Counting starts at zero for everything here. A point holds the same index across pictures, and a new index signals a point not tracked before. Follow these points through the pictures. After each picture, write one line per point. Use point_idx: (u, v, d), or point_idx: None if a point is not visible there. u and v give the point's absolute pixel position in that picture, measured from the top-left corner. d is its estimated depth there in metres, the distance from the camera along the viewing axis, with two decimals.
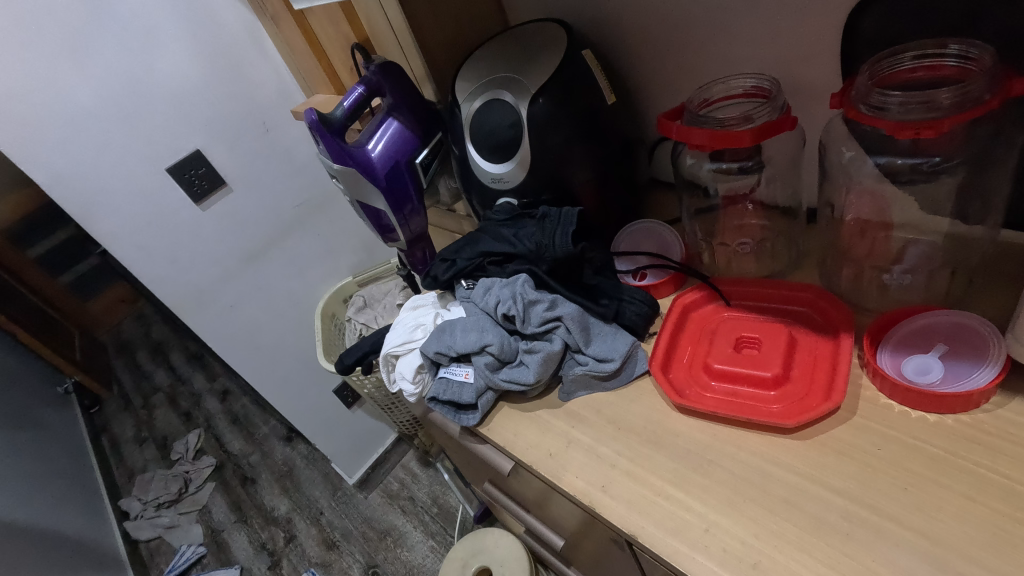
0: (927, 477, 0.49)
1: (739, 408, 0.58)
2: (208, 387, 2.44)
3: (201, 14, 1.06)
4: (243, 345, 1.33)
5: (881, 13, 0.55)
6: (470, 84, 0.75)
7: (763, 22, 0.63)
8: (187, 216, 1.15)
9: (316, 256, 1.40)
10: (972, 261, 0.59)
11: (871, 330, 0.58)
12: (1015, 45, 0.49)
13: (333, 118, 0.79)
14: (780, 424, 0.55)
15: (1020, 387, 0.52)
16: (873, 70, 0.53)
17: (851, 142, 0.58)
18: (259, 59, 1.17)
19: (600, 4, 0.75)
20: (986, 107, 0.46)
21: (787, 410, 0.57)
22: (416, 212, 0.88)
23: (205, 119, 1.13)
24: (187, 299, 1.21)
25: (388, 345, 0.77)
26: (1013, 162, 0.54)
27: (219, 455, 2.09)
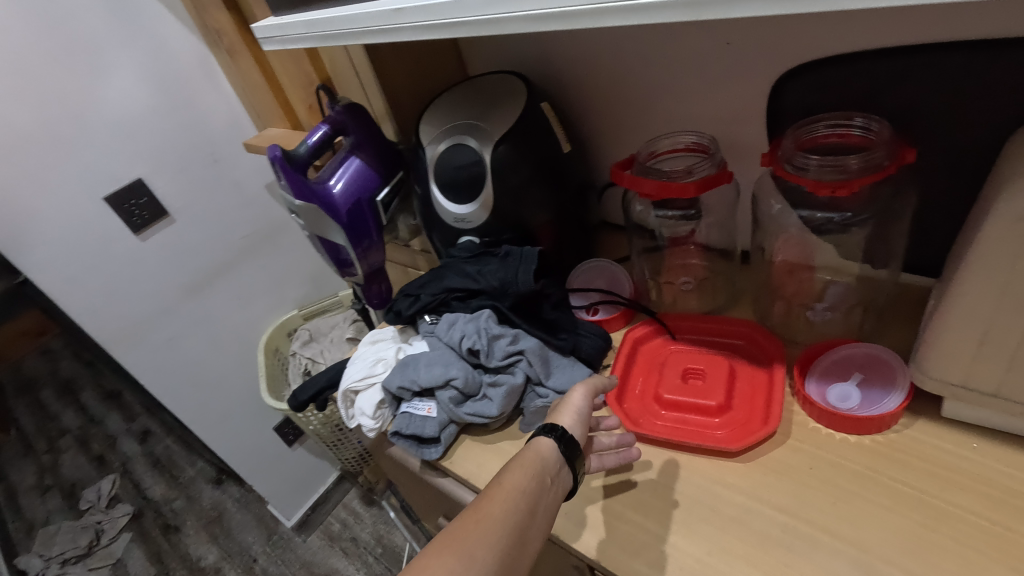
0: (852, 491, 0.55)
1: (687, 434, 0.63)
2: (125, 428, 2.26)
3: (152, 43, 1.05)
4: (179, 382, 1.26)
5: (798, 87, 0.64)
6: (435, 128, 0.79)
7: (702, 87, 0.71)
8: (124, 247, 1.10)
9: (262, 289, 1.36)
10: (879, 300, 0.68)
11: (800, 361, 0.65)
12: (905, 121, 0.59)
13: (296, 154, 0.80)
14: (726, 449, 0.61)
15: (922, 409, 0.60)
16: (795, 135, 0.61)
17: (778, 196, 0.67)
18: (210, 90, 1.16)
19: (556, 62, 0.81)
20: (886, 172, 0.55)
21: (729, 435, 0.62)
22: (375, 246, 0.89)
23: (150, 147, 1.10)
24: (120, 334, 1.14)
25: (348, 380, 0.77)
26: (910, 215, 0.63)
27: (137, 502, 1.93)
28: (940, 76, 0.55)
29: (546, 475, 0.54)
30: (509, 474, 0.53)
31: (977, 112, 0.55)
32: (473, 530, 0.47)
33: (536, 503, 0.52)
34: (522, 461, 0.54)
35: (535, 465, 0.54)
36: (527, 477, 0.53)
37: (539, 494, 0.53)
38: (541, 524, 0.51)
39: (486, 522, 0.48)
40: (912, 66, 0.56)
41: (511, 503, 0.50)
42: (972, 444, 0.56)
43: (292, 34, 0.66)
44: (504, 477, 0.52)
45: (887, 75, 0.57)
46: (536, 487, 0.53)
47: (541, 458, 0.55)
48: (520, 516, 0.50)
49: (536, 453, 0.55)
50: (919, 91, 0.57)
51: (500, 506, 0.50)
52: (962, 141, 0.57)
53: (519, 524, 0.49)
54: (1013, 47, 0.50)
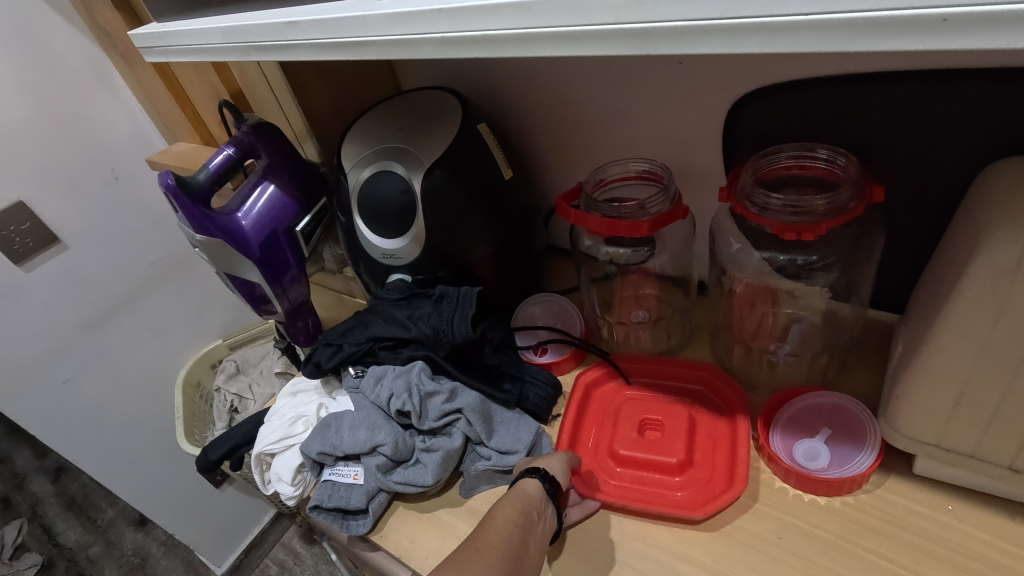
0: (823, 565, 0.50)
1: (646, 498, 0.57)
2: (35, 465, 2.05)
3: (30, 46, 0.91)
4: (80, 428, 1.11)
5: (756, 114, 0.58)
6: (360, 151, 0.69)
7: (653, 110, 0.64)
8: (3, 280, 0.95)
9: (178, 318, 1.23)
10: (843, 341, 0.64)
11: (763, 412, 0.60)
12: (870, 155, 0.54)
13: (194, 181, 0.69)
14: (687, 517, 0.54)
15: (892, 466, 0.55)
16: (754, 167, 0.55)
17: (739, 235, 0.61)
18: (107, 99, 1.02)
19: (494, 78, 0.73)
20: (852, 214, 0.49)
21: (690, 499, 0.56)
22: (297, 280, 0.79)
23: (33, 165, 0.95)
24: (2, 380, 0.99)
25: (262, 442, 0.68)
26: (876, 254, 0.59)
27: (48, 550, 1.74)
28: (906, 107, 0.50)
29: (537, 509, 0.51)
30: (498, 509, 0.50)
31: (944, 146, 0.51)
32: (470, 559, 0.44)
33: (530, 535, 0.48)
34: (509, 497, 0.51)
35: (522, 499, 0.51)
36: (517, 509, 0.49)
37: (532, 527, 0.49)
38: (537, 559, 0.47)
39: (483, 550, 0.45)
40: (876, 95, 0.51)
41: (508, 532, 0.47)
42: (947, 506, 0.52)
43: (174, 45, 0.55)
44: (495, 512, 0.49)
45: (851, 104, 0.52)
46: (528, 520, 0.49)
47: (526, 495, 0.51)
48: (516, 546, 0.46)
49: (523, 488, 0.52)
50: (884, 123, 0.52)
51: (495, 535, 0.46)
52: (929, 177, 0.53)
53: (515, 553, 0.45)
54: (985, 79, 0.46)
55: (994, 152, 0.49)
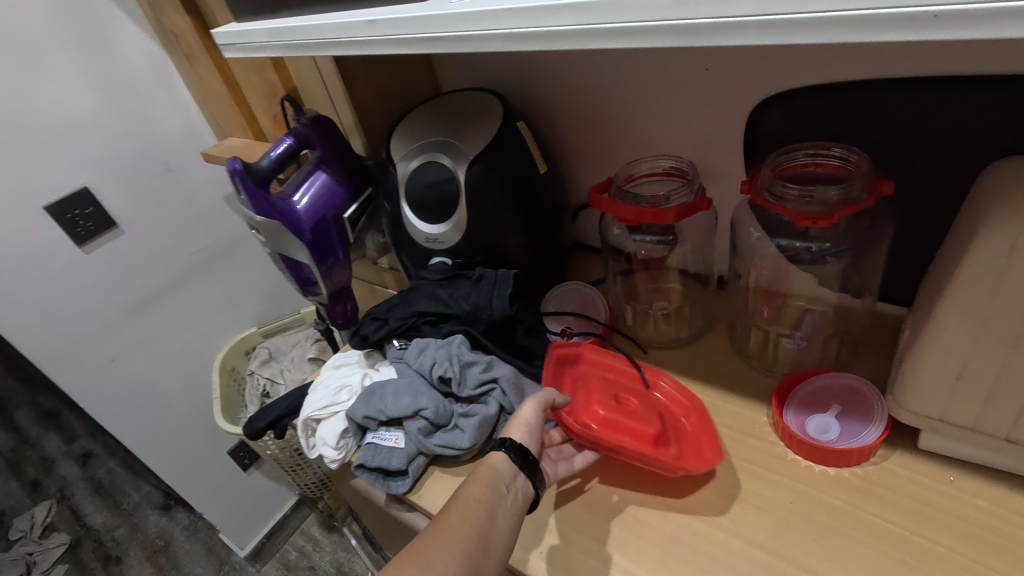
0: (833, 528, 0.54)
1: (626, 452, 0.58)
2: (64, 450, 2.11)
3: (102, 45, 0.99)
4: (123, 405, 1.17)
5: (776, 115, 0.63)
6: (407, 144, 0.76)
7: (680, 112, 0.70)
8: (65, 260, 1.03)
9: (217, 305, 1.29)
10: (854, 330, 0.68)
11: (778, 390, 0.64)
12: (881, 153, 0.59)
13: (257, 167, 0.76)
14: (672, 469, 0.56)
15: (899, 442, 0.59)
16: (773, 163, 0.60)
17: (758, 224, 0.67)
18: (166, 97, 1.10)
19: (531, 81, 0.79)
20: (864, 205, 0.54)
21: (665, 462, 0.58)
22: (340, 265, 0.85)
23: (98, 155, 1.03)
24: (57, 354, 1.05)
25: (309, 408, 0.73)
26: (885, 245, 0.64)
27: (75, 531, 1.79)
28: (914, 109, 0.55)
29: (506, 484, 0.54)
30: (466, 485, 0.54)
31: (950, 145, 0.55)
32: (429, 544, 0.48)
33: (496, 509, 0.52)
34: (479, 472, 0.55)
35: (489, 475, 0.54)
36: (483, 486, 0.53)
37: (501, 502, 0.53)
38: (504, 532, 0.51)
39: (444, 534, 0.49)
40: (887, 98, 0.56)
41: (471, 512, 0.51)
42: (949, 478, 0.56)
43: (254, 42, 0.62)
44: (462, 491, 0.53)
45: (864, 105, 0.58)
46: (495, 497, 0.53)
47: (494, 470, 0.55)
48: (480, 524, 0.50)
49: (492, 463, 0.55)
50: (895, 123, 0.57)
51: (457, 517, 0.50)
52: (937, 173, 0.58)
53: (477, 531, 0.50)
54: (986, 83, 0.51)
55: (996, 150, 0.54)
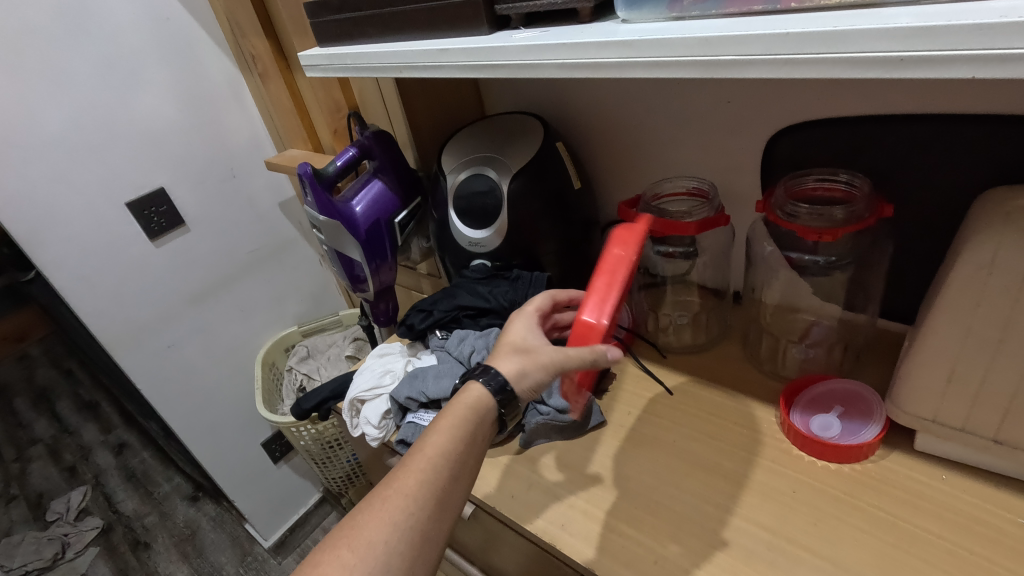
0: (832, 514, 0.59)
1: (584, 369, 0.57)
2: (100, 439, 2.21)
3: (188, 64, 1.12)
4: (173, 391, 1.27)
5: (790, 143, 0.71)
6: (457, 158, 0.85)
7: (704, 138, 0.78)
8: (138, 252, 1.13)
9: (262, 302, 1.39)
10: (858, 341, 0.74)
11: (786, 392, 0.70)
12: (884, 179, 0.66)
13: (325, 173, 0.86)
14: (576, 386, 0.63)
15: (896, 443, 0.65)
16: (786, 186, 0.68)
17: (770, 239, 0.73)
18: (237, 110, 1.22)
19: (570, 107, 0.89)
20: (866, 223, 0.61)
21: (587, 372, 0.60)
22: (388, 266, 0.94)
23: (175, 159, 1.15)
24: (121, 337, 1.15)
25: (356, 389, 0.80)
26: (885, 263, 0.70)
27: (107, 516, 1.87)
28: (914, 141, 0.62)
29: (473, 428, 0.53)
30: (426, 435, 0.52)
31: (947, 174, 0.62)
32: (377, 511, 0.47)
33: (461, 463, 0.52)
34: (441, 418, 0.53)
35: (457, 425, 0.53)
36: (441, 438, 0.51)
37: (463, 451, 0.52)
38: (462, 486, 0.52)
39: (395, 500, 0.48)
40: (890, 131, 0.63)
41: (426, 472, 0.49)
42: (942, 475, 0.61)
43: (336, 63, 0.73)
44: (426, 444, 0.51)
45: (869, 138, 0.65)
46: (459, 450, 0.52)
47: (464, 416, 0.53)
48: (441, 485, 0.50)
49: (461, 411, 0.54)
50: (896, 153, 0.64)
51: (409, 479, 0.49)
52: (935, 200, 0.64)
53: (435, 496, 0.49)
54: (978, 121, 0.58)
55: (988, 180, 0.60)
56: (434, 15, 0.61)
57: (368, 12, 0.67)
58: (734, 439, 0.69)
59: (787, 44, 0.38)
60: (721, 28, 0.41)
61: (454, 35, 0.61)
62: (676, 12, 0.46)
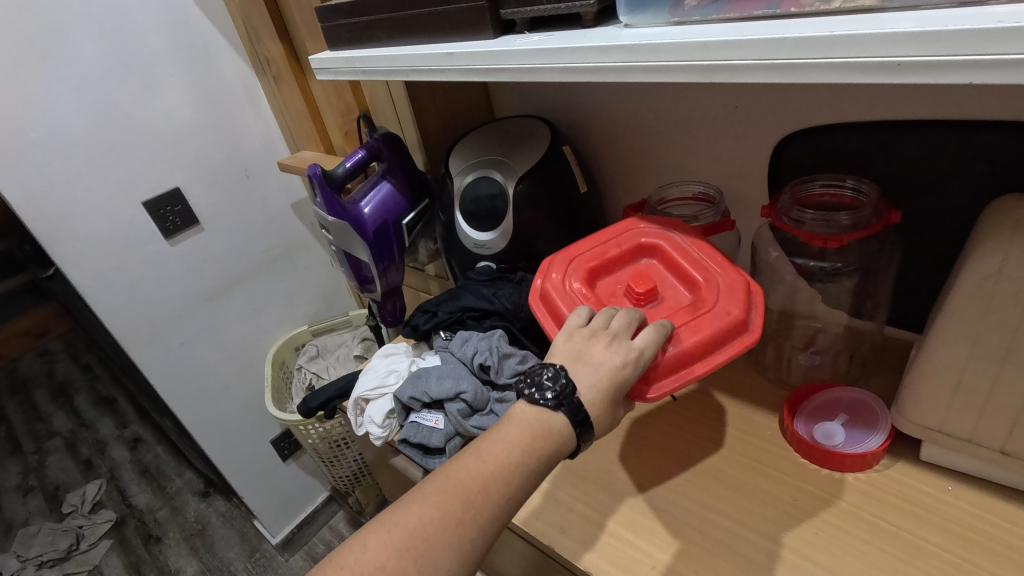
0: (835, 524, 0.58)
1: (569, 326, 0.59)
2: (116, 434, 2.25)
3: (204, 66, 1.14)
4: (185, 387, 1.29)
5: (797, 148, 0.70)
6: (464, 161, 0.86)
7: (710, 143, 0.78)
8: (153, 250, 1.16)
9: (274, 301, 1.41)
10: (864, 349, 0.74)
11: (790, 400, 0.70)
12: (892, 186, 0.66)
13: (334, 174, 0.87)
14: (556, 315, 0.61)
15: (902, 452, 0.64)
16: (791, 192, 0.67)
17: (776, 245, 0.72)
18: (251, 112, 1.24)
19: (577, 111, 0.89)
20: (873, 230, 0.60)
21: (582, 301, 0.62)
22: (394, 267, 0.95)
23: (190, 159, 1.17)
24: (135, 333, 1.17)
25: (361, 388, 0.81)
26: (893, 270, 0.69)
27: (120, 509, 1.91)
28: (923, 147, 0.62)
29: (543, 453, 0.50)
30: (510, 462, 0.48)
31: (956, 181, 0.61)
32: (446, 530, 0.45)
33: (525, 487, 0.49)
34: (514, 437, 0.50)
35: (525, 445, 0.50)
36: (524, 475, 0.49)
37: (529, 474, 0.49)
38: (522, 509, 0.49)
39: (464, 525, 0.46)
40: (898, 137, 0.63)
41: (500, 505, 0.47)
42: (948, 487, 0.60)
43: (346, 67, 0.74)
44: (490, 461, 0.48)
45: (877, 144, 0.64)
46: (525, 473, 0.49)
47: (534, 437, 0.50)
48: (502, 506, 0.48)
49: (529, 430, 0.50)
50: (905, 159, 0.63)
51: (484, 509, 0.47)
52: (944, 207, 0.63)
53: (495, 517, 0.47)
54: (987, 128, 0.57)
55: (996, 189, 0.59)
56: (441, 19, 0.62)
57: (377, 16, 0.68)
58: (736, 445, 0.68)
59: (785, 50, 0.38)
60: (720, 33, 0.41)
61: (460, 39, 0.62)
62: (677, 16, 0.46)
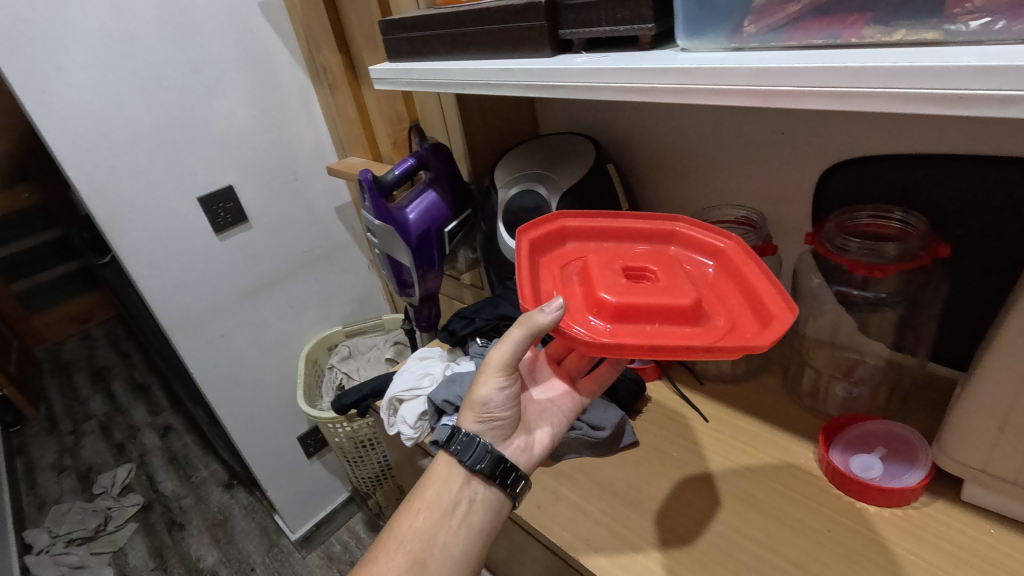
0: (868, 557, 0.57)
1: (751, 283, 0.57)
2: (148, 421, 2.32)
3: (264, 71, 1.19)
4: (222, 378, 1.33)
5: (845, 178, 0.70)
6: (509, 174, 0.88)
7: (755, 169, 0.78)
8: (203, 244, 1.21)
9: (311, 301, 1.45)
10: (905, 384, 0.73)
11: (825, 430, 0.69)
12: (941, 219, 0.65)
13: (383, 180, 0.90)
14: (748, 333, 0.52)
15: (941, 490, 0.63)
16: (837, 221, 0.67)
17: (818, 272, 0.73)
18: (304, 117, 1.29)
19: (622, 131, 0.90)
20: (920, 262, 0.60)
21: (734, 257, 0.60)
22: (434, 273, 0.97)
23: (243, 159, 1.22)
24: (181, 322, 1.22)
25: (395, 389, 0.83)
26: (938, 305, 0.68)
27: (148, 494, 1.96)
28: (975, 182, 0.61)
29: (452, 493, 0.60)
30: (411, 545, 0.57)
31: (1009, 217, 0.61)
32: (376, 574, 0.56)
33: (440, 525, 0.58)
34: (424, 488, 0.61)
35: (432, 495, 0.60)
36: (438, 525, 0.58)
37: (443, 514, 0.59)
38: (448, 544, 0.58)
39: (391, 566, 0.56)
40: (949, 171, 0.62)
41: (419, 542, 0.57)
42: (989, 529, 0.58)
43: (404, 78, 0.77)
44: (404, 517, 0.59)
45: (928, 177, 0.64)
46: (437, 516, 0.58)
47: (441, 484, 0.60)
48: (421, 544, 0.57)
49: (438, 481, 0.61)
50: (956, 193, 0.63)
51: (407, 550, 0.57)
52: (995, 243, 0.62)
53: (416, 554, 0.57)
54: None
55: None
56: (500, 36, 0.65)
57: (438, 32, 0.71)
58: (766, 471, 0.68)
59: (845, 78, 0.39)
60: (779, 60, 0.42)
61: (517, 56, 0.64)
62: (735, 42, 0.48)
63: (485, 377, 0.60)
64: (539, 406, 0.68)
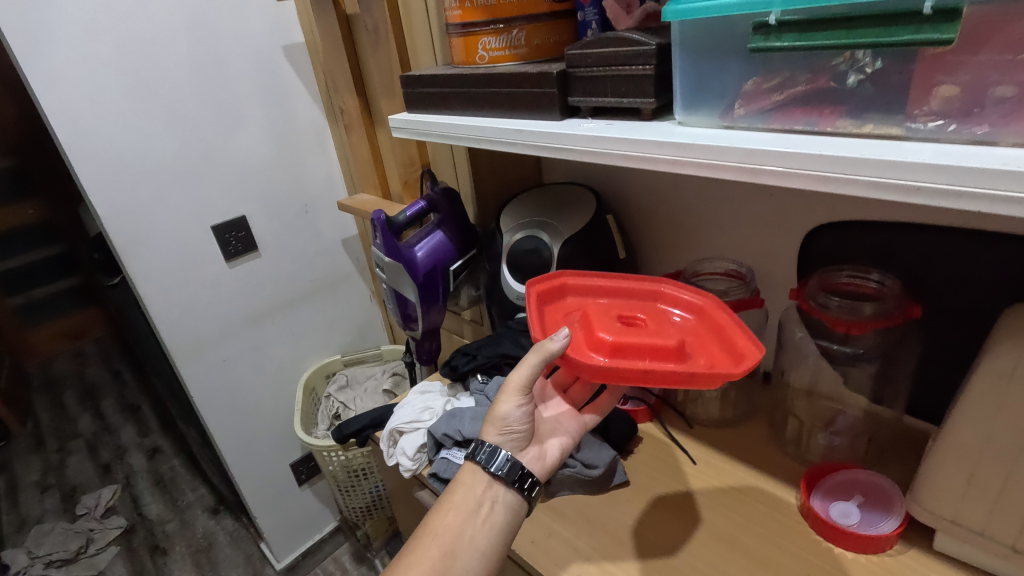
0: None
1: (729, 330, 0.61)
2: (136, 442, 2.30)
3: (283, 109, 1.26)
4: (220, 402, 1.35)
5: (828, 240, 0.76)
6: (514, 220, 0.93)
7: (745, 226, 0.84)
8: (213, 270, 1.25)
9: (313, 329, 1.49)
10: (883, 435, 0.77)
11: (807, 476, 0.72)
12: (915, 283, 0.70)
13: (395, 220, 0.95)
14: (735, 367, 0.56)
15: (915, 539, 0.66)
16: (821, 279, 0.72)
17: (801, 325, 0.76)
18: (318, 153, 1.35)
19: (622, 184, 0.96)
20: (894, 321, 0.65)
21: (712, 312, 0.64)
22: (438, 308, 1.01)
23: (257, 191, 1.27)
24: (185, 346, 1.25)
25: (397, 421, 0.87)
26: (912, 362, 0.73)
27: (132, 517, 1.94)
28: (945, 252, 0.67)
29: (478, 493, 0.63)
30: (443, 539, 0.60)
31: (976, 285, 0.66)
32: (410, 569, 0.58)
33: (468, 522, 0.61)
34: (452, 490, 0.64)
35: (459, 495, 0.63)
36: (465, 523, 0.61)
37: (471, 513, 0.62)
38: (476, 539, 0.60)
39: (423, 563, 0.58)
40: (921, 240, 0.68)
41: (449, 539, 0.60)
42: None
43: (422, 129, 0.83)
44: (435, 515, 0.62)
45: (902, 244, 0.69)
46: (465, 514, 0.61)
47: (467, 486, 0.63)
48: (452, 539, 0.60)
49: (465, 482, 0.64)
50: (927, 260, 0.68)
51: (437, 547, 0.59)
52: (964, 308, 0.68)
53: (447, 548, 0.59)
54: (1007, 241, 0.62)
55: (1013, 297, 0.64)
56: (514, 98, 0.70)
57: (456, 90, 0.77)
58: (751, 514, 0.71)
59: (821, 164, 0.44)
60: (765, 143, 0.48)
61: (529, 118, 0.70)
62: (727, 120, 0.53)
63: (504, 397, 0.64)
64: (549, 425, 0.72)
